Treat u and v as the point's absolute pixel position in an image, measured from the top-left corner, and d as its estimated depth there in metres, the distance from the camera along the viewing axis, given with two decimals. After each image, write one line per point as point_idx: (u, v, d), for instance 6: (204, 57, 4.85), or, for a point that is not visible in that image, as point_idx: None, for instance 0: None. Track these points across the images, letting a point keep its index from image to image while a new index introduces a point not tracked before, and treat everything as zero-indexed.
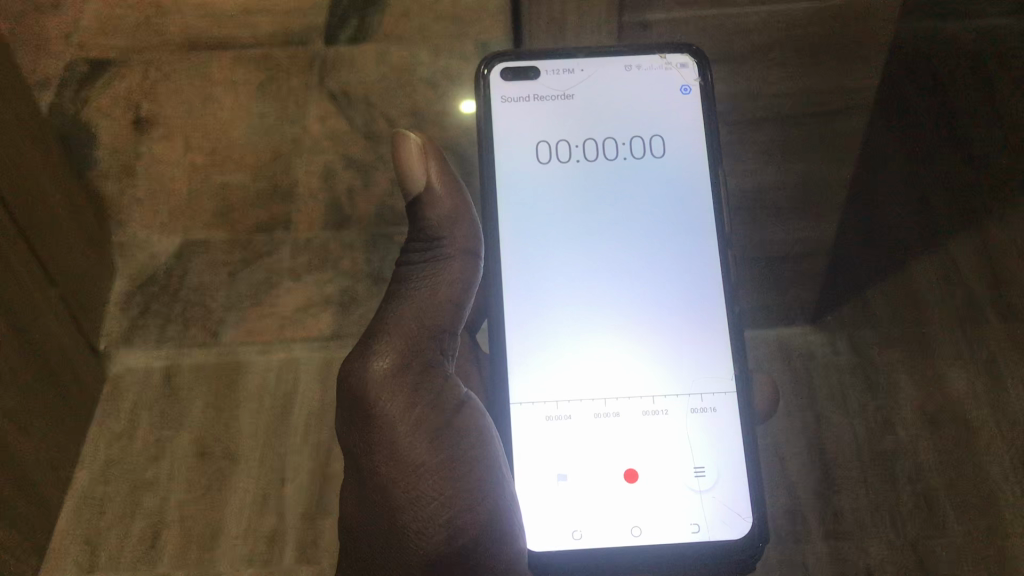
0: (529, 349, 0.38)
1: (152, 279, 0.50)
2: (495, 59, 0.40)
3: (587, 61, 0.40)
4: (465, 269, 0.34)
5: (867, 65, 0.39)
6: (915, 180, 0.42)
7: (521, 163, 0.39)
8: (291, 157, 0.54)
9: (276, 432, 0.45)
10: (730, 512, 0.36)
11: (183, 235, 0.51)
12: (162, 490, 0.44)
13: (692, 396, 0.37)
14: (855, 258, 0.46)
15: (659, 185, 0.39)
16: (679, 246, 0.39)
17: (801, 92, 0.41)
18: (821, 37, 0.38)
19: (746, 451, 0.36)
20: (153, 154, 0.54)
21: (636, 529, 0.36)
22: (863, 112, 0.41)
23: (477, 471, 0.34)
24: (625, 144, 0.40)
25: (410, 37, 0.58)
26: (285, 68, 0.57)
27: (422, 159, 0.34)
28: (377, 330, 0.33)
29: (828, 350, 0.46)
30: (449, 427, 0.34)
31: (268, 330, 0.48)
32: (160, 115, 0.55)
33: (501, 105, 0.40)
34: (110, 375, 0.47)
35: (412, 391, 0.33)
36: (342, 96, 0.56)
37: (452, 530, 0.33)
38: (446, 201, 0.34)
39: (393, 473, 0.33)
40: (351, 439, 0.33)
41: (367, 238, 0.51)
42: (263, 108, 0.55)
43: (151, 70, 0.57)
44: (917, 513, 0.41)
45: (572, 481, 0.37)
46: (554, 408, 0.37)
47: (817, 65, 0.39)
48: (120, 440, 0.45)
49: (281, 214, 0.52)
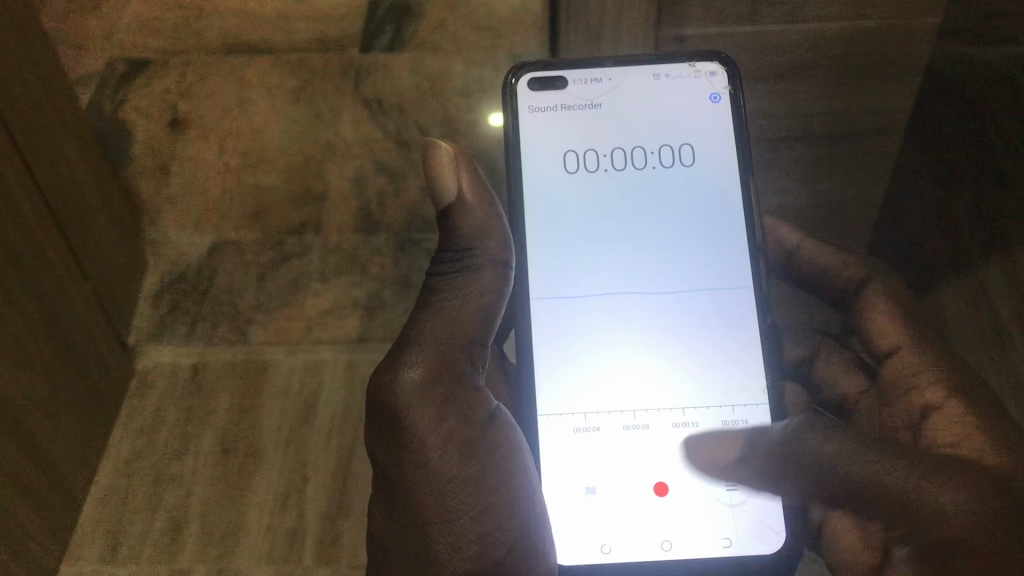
0: (557, 360, 0.38)
1: (181, 277, 0.50)
2: (524, 69, 0.41)
3: (615, 70, 0.41)
4: (496, 279, 0.34)
5: (899, 86, 0.45)
6: (949, 200, 0.43)
7: (551, 172, 0.40)
8: (324, 162, 0.54)
9: (299, 432, 0.45)
10: (763, 527, 0.35)
11: (215, 235, 0.52)
12: (185, 485, 0.44)
13: (724, 408, 0.37)
14: None
15: (689, 192, 0.40)
16: (711, 254, 0.39)
17: (833, 111, 0.46)
18: (861, 59, 0.45)
19: (782, 464, 0.36)
20: (188, 154, 0.54)
21: (666, 544, 0.36)
22: (898, 136, 0.46)
23: (508, 482, 0.34)
24: (653, 153, 0.40)
25: (445, 45, 0.58)
26: (320, 73, 0.57)
27: (453, 168, 0.35)
28: (408, 341, 0.33)
29: None
30: (480, 440, 0.34)
31: (296, 331, 0.49)
32: (196, 116, 0.56)
33: (529, 115, 0.41)
34: (138, 371, 0.47)
35: (442, 403, 0.33)
36: (377, 103, 0.56)
37: (482, 545, 0.33)
38: (477, 211, 0.35)
39: (422, 486, 0.33)
40: (382, 450, 0.34)
41: (396, 243, 0.51)
42: (299, 113, 0.56)
43: (189, 71, 0.57)
44: None
45: (601, 495, 0.37)
46: (582, 420, 0.37)
47: (851, 83, 0.46)
48: (146, 435, 0.45)
49: (312, 217, 0.52)
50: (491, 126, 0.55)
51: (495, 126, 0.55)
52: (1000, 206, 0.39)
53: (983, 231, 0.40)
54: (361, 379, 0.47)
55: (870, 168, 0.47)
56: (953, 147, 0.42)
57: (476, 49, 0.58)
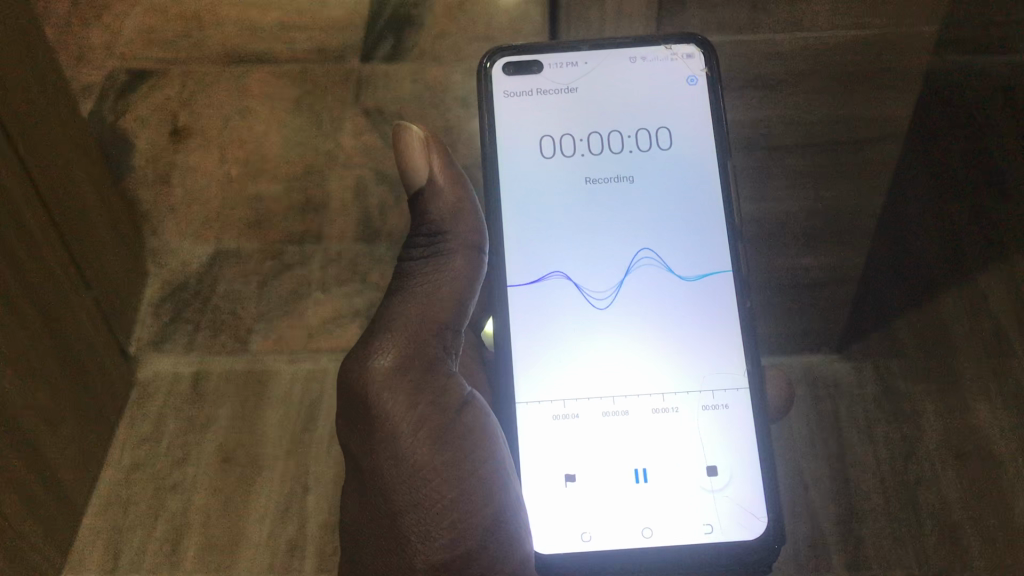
0: (536, 348, 0.38)
1: (183, 286, 0.50)
2: (498, 53, 0.41)
3: (591, 53, 0.41)
4: (468, 263, 0.35)
5: (903, 91, 0.44)
6: (946, 209, 0.42)
7: (527, 156, 0.40)
8: (324, 172, 0.54)
9: (301, 440, 0.45)
10: (745, 513, 0.36)
11: (216, 244, 0.52)
12: (186, 494, 0.44)
13: (704, 393, 0.38)
14: (883, 287, 0.46)
15: (666, 177, 0.40)
16: (692, 241, 0.39)
17: (828, 119, 0.46)
18: (862, 66, 0.44)
19: (759, 447, 0.37)
20: (189, 165, 0.55)
21: (647, 531, 0.36)
22: (896, 143, 0.45)
23: (480, 472, 0.33)
24: (631, 137, 0.40)
25: (445, 55, 0.58)
26: (321, 83, 0.58)
27: (425, 152, 0.35)
28: (378, 328, 0.33)
29: (854, 380, 0.46)
30: (451, 427, 0.33)
31: (297, 340, 0.49)
32: (197, 127, 0.56)
33: (504, 99, 0.40)
34: (139, 380, 0.47)
35: (414, 391, 0.33)
36: (377, 113, 0.56)
37: (455, 533, 0.32)
38: (448, 194, 0.35)
39: (394, 478, 0.32)
40: (354, 440, 0.33)
41: (397, 251, 0.52)
42: (300, 123, 0.56)
43: (190, 81, 0.58)
44: (939, 543, 0.41)
45: (580, 483, 0.37)
46: (561, 407, 0.38)
47: (848, 93, 0.45)
48: (146, 444, 0.45)
49: (313, 227, 0.52)
50: None
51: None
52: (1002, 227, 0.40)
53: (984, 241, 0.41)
54: None
55: (862, 176, 0.46)
56: (948, 159, 0.42)
57: (475, 59, 0.58)
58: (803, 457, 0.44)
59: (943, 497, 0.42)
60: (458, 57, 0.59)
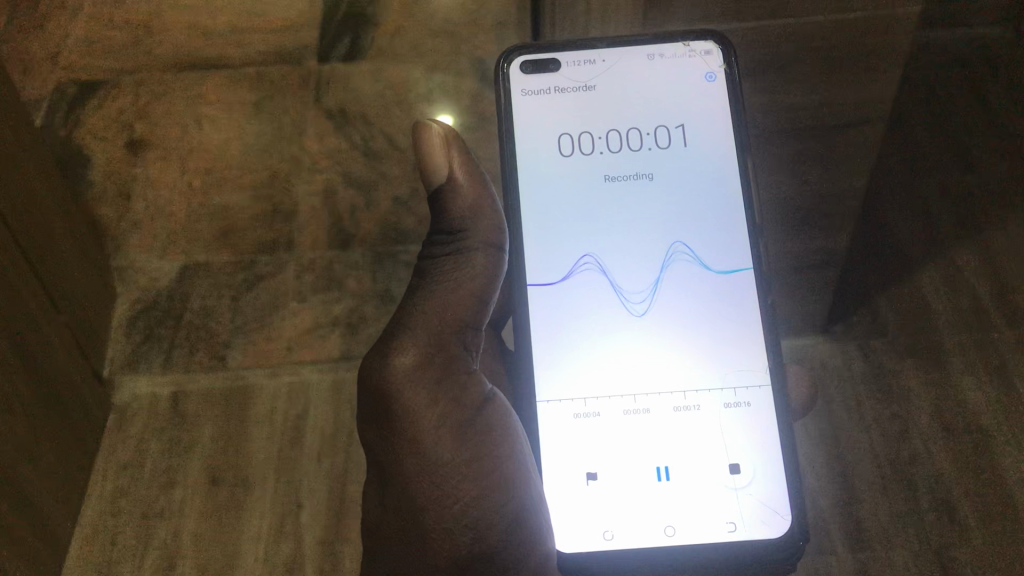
0: (556, 348, 0.38)
1: (154, 304, 0.49)
2: (515, 52, 0.40)
3: (609, 51, 0.40)
4: (488, 261, 0.34)
5: (884, 76, 0.46)
6: (920, 190, 0.47)
7: (546, 156, 0.39)
8: (290, 178, 0.53)
9: (290, 456, 0.44)
10: (767, 510, 0.35)
11: (185, 258, 0.50)
12: (175, 521, 0.43)
13: (725, 390, 0.37)
14: (868, 268, 0.46)
15: (686, 174, 0.39)
16: (712, 239, 0.38)
17: (815, 103, 0.47)
18: (844, 49, 0.45)
19: (782, 446, 0.36)
20: (150, 177, 0.53)
21: (670, 529, 0.35)
22: (879, 125, 0.47)
23: (502, 472, 0.33)
24: (649, 134, 0.39)
25: (406, 51, 0.57)
26: (279, 87, 0.56)
27: (445, 148, 0.35)
28: (398, 328, 0.32)
29: (844, 361, 0.45)
30: (473, 424, 0.33)
31: (277, 353, 0.47)
32: (154, 138, 0.54)
33: (523, 98, 0.40)
34: (116, 404, 0.46)
35: (436, 387, 0.32)
36: (340, 115, 0.55)
37: (478, 531, 0.32)
38: (469, 193, 0.35)
39: (414, 475, 0.32)
40: (373, 434, 0.33)
41: (373, 256, 0.50)
42: (261, 128, 0.54)
43: (143, 91, 0.56)
44: (938, 519, 0.41)
45: (602, 481, 0.36)
46: (582, 405, 0.37)
47: (837, 74, 0.46)
48: (130, 469, 0.44)
49: (283, 235, 0.51)
50: None
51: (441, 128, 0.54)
52: (969, 220, 0.46)
53: (958, 222, 0.46)
54: (349, 399, 0.46)
55: (848, 157, 0.47)
56: (922, 139, 0.47)
57: (437, 55, 0.57)
58: (804, 438, 0.44)
59: (939, 471, 0.42)
60: (418, 53, 0.57)
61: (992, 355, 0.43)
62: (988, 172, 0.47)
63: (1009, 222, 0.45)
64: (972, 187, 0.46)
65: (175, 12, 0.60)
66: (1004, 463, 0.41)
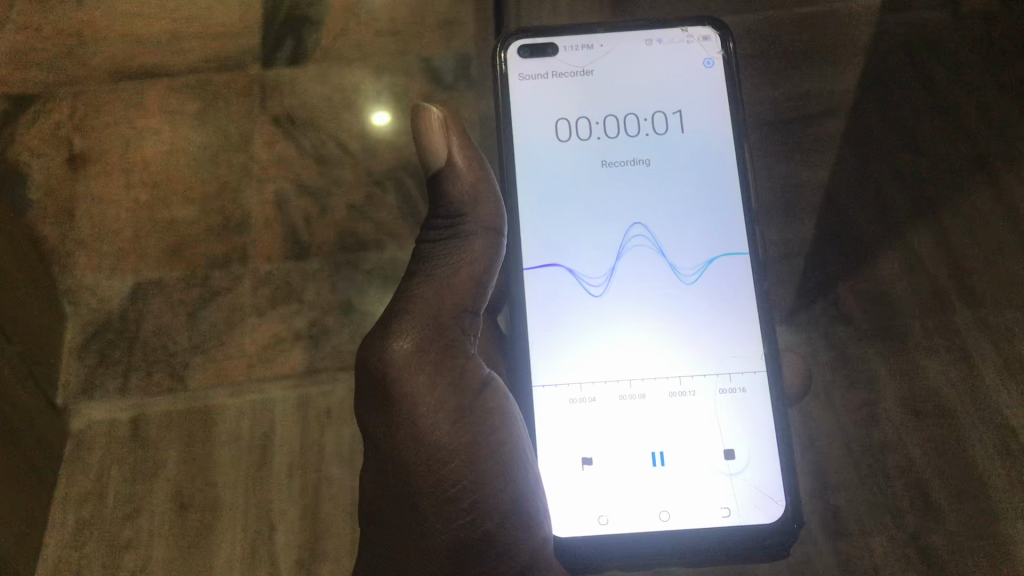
0: (554, 338, 0.40)
1: (105, 325, 0.48)
2: (514, 37, 0.43)
3: (606, 36, 0.43)
4: (487, 247, 0.35)
5: (845, 66, 0.49)
6: (873, 175, 0.47)
7: (544, 139, 0.42)
8: (240, 187, 0.50)
9: (258, 476, 0.44)
10: (763, 497, 0.37)
11: (136, 276, 0.49)
12: (144, 549, 0.43)
13: (721, 376, 0.39)
14: (837, 250, 0.46)
15: (682, 159, 0.42)
16: (706, 222, 0.41)
17: (788, 95, 0.49)
18: (806, 44, 0.50)
19: (775, 433, 0.38)
20: (94, 193, 0.51)
21: (664, 514, 0.37)
22: (840, 117, 0.48)
23: (498, 454, 0.35)
24: (646, 120, 0.42)
25: (351, 43, 0.53)
26: (223, 95, 0.53)
27: (445, 136, 0.35)
28: (397, 312, 0.34)
29: (821, 350, 0.44)
30: (472, 410, 0.35)
31: (238, 370, 0.46)
32: (96, 151, 0.52)
33: (520, 83, 0.42)
34: (73, 431, 0.45)
35: (435, 370, 0.34)
36: (288, 121, 0.52)
37: (473, 513, 0.35)
38: (467, 179, 0.35)
39: (413, 457, 0.34)
40: (372, 419, 0.34)
41: (331, 265, 0.48)
42: (207, 137, 0.52)
43: (82, 103, 0.53)
44: (913, 505, 0.41)
45: (597, 466, 0.38)
46: (578, 391, 0.39)
47: (801, 66, 0.50)
48: (92, 498, 0.44)
49: (236, 248, 0.49)
50: (374, 128, 0.51)
51: (379, 126, 0.51)
52: (925, 197, 0.46)
53: (914, 204, 0.46)
54: (315, 416, 0.45)
55: (816, 145, 0.48)
56: (872, 126, 0.48)
57: (383, 43, 0.53)
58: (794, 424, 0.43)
59: (909, 458, 0.42)
60: (365, 44, 0.53)
61: (953, 336, 0.44)
62: (941, 153, 0.47)
63: (961, 199, 0.46)
64: (924, 167, 0.47)
65: (103, 7, 0.55)
66: (972, 445, 0.42)
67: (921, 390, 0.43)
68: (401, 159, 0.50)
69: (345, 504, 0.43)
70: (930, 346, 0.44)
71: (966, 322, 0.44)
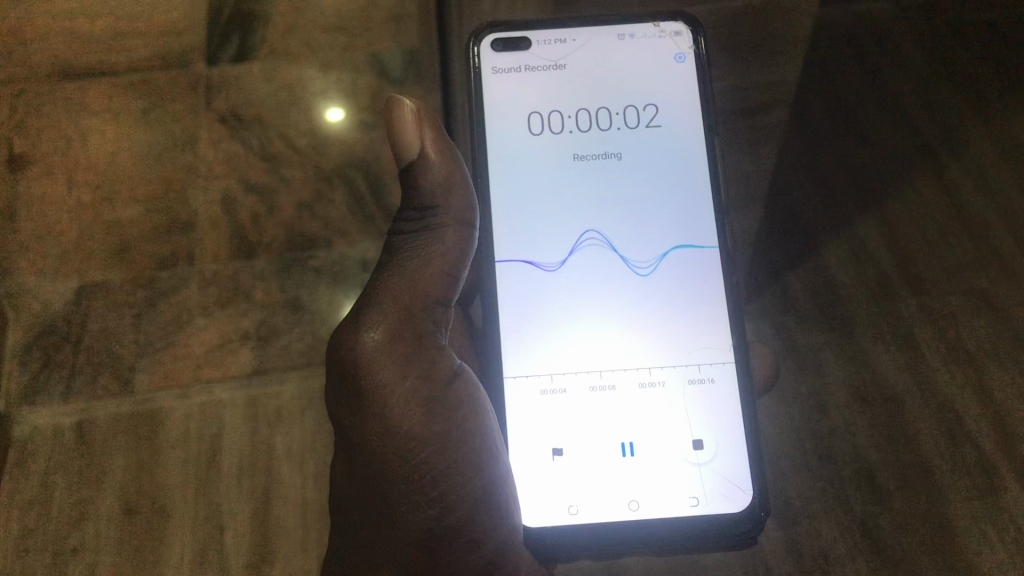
0: (524, 330, 0.40)
1: (49, 329, 0.47)
2: (486, 31, 0.43)
3: (579, 30, 0.43)
4: (459, 239, 0.35)
5: (792, 55, 0.50)
6: (821, 166, 0.47)
7: (515, 134, 0.42)
8: (185, 187, 0.50)
9: (207, 478, 0.44)
10: (729, 486, 0.38)
11: (79, 279, 0.48)
12: (91, 555, 0.43)
13: (690, 367, 0.39)
14: (794, 238, 0.46)
15: (651, 152, 0.42)
16: (676, 218, 0.41)
17: (747, 84, 0.49)
18: (753, 36, 0.50)
19: (741, 422, 0.38)
20: (35, 196, 0.50)
21: (634, 504, 0.38)
22: (783, 111, 0.49)
23: (470, 445, 0.35)
24: (618, 114, 0.42)
25: (296, 37, 0.52)
26: (166, 93, 0.52)
27: (416, 125, 0.34)
28: (367, 303, 0.34)
29: (784, 338, 0.44)
30: (442, 401, 0.35)
31: (186, 372, 0.46)
32: (37, 152, 0.51)
33: (493, 76, 0.42)
34: (16, 438, 0.45)
35: (404, 360, 0.34)
36: (233, 117, 0.51)
37: (444, 504, 0.35)
38: (440, 170, 0.35)
39: (382, 448, 0.34)
40: (341, 411, 0.35)
41: (280, 263, 0.48)
42: (150, 136, 0.51)
43: (20, 104, 0.52)
44: (859, 489, 0.42)
45: (568, 456, 0.39)
46: (548, 382, 0.39)
47: (755, 55, 0.50)
48: (37, 505, 0.44)
49: (182, 248, 0.48)
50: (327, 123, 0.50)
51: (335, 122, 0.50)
52: (871, 185, 0.47)
53: (855, 190, 0.47)
54: (265, 417, 0.45)
55: (766, 137, 0.48)
56: (816, 116, 0.48)
57: (330, 37, 0.52)
58: (761, 411, 0.43)
59: (857, 445, 0.42)
60: (310, 39, 0.52)
61: (896, 322, 0.44)
62: (891, 144, 0.48)
63: (906, 186, 0.47)
64: (872, 156, 0.48)
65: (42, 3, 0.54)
66: (920, 429, 0.43)
67: (874, 376, 0.44)
68: (349, 155, 0.49)
69: (297, 505, 0.43)
70: (879, 332, 0.44)
71: (911, 307, 0.45)
